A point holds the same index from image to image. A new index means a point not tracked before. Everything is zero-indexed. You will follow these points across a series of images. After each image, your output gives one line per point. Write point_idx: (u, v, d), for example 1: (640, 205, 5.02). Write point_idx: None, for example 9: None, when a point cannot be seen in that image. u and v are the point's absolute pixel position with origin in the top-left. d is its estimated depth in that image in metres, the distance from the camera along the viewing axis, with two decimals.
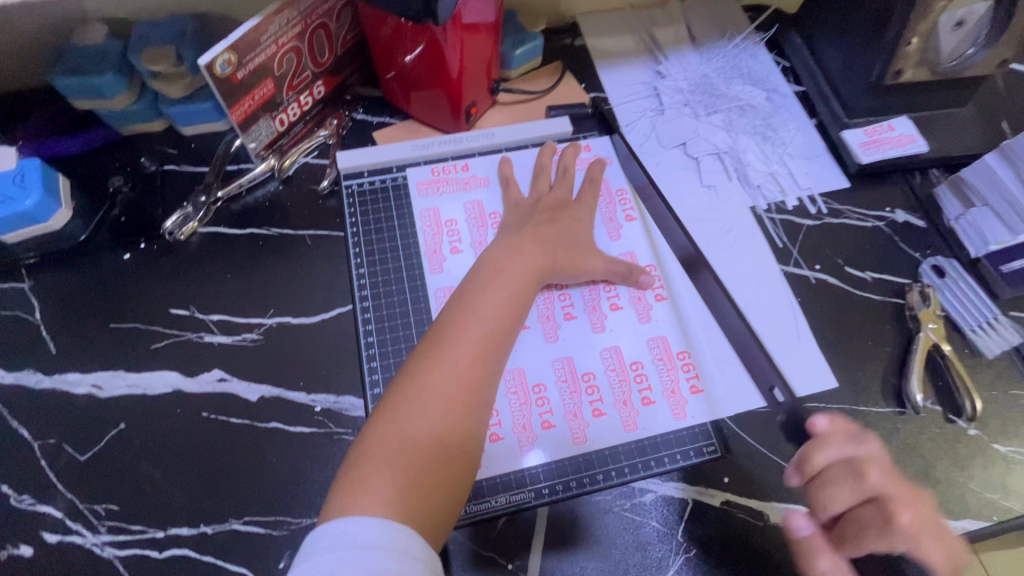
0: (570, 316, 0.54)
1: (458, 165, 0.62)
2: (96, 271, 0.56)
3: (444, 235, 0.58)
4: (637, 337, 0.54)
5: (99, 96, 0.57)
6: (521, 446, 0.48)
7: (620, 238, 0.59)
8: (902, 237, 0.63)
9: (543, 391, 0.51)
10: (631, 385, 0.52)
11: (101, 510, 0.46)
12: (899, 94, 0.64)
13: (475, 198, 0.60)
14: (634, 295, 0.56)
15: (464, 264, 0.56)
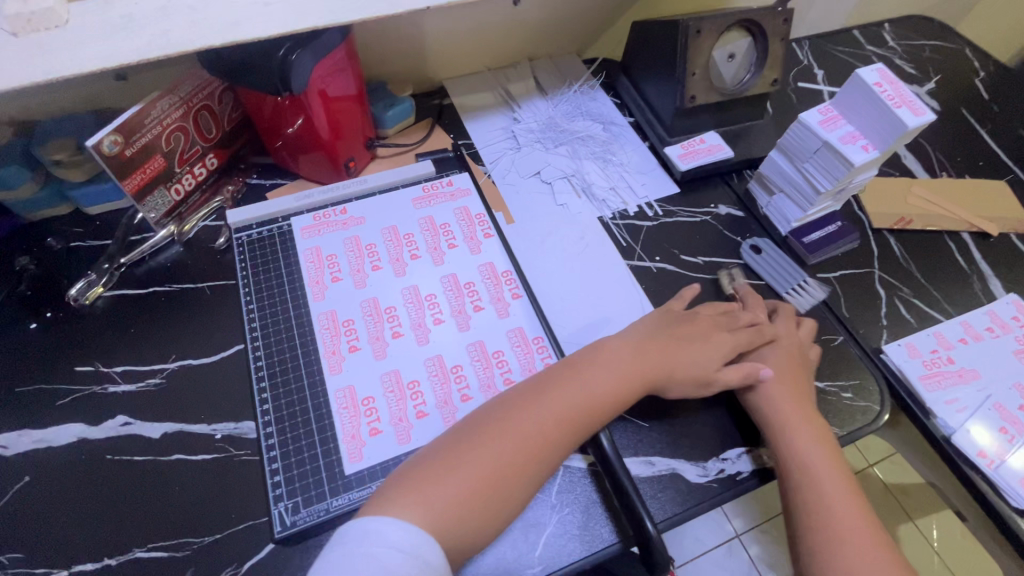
0: (439, 321, 0.62)
1: (337, 210, 0.71)
2: (2, 343, 0.60)
3: (326, 268, 0.66)
4: (497, 330, 0.62)
5: (5, 187, 0.64)
6: (399, 436, 0.54)
7: (480, 252, 0.68)
8: (725, 226, 0.75)
9: (417, 386, 0.58)
10: (494, 371, 0.59)
11: (5, 559, 0.49)
12: (702, 114, 0.78)
13: (353, 235, 0.69)
14: (494, 297, 0.64)
15: (345, 291, 0.64)
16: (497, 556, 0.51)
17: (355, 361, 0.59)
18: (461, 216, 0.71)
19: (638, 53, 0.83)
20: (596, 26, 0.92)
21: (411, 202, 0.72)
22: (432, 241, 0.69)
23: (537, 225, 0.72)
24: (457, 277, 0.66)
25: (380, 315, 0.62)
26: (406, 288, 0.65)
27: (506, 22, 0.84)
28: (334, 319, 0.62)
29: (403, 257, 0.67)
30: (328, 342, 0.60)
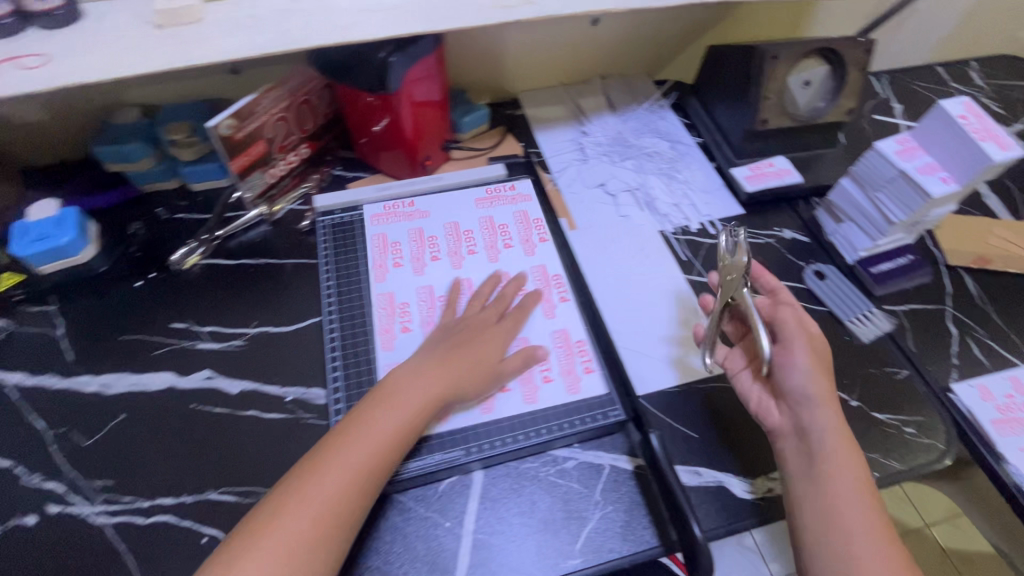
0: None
1: (406, 203, 0.76)
2: (111, 295, 0.67)
3: (389, 254, 0.71)
4: (545, 330, 0.64)
5: (129, 160, 0.73)
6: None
7: (533, 255, 0.71)
8: (789, 250, 0.75)
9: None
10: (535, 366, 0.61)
11: (98, 485, 0.54)
12: (772, 138, 0.79)
13: (417, 226, 0.73)
14: (545, 298, 0.67)
15: (404, 276, 0.69)
16: (539, 544, 0.52)
17: (405, 342, 0.63)
18: (520, 219, 0.75)
19: (711, 76, 0.84)
20: (670, 51, 0.94)
21: (474, 202, 0.76)
22: (486, 239, 0.73)
23: (598, 234, 0.74)
24: (511, 276, 0.69)
25: (431, 303, 0.66)
26: (460, 280, 0.68)
27: (582, 41, 0.88)
28: (390, 302, 0.67)
29: (459, 251, 0.71)
30: (383, 321, 0.65)
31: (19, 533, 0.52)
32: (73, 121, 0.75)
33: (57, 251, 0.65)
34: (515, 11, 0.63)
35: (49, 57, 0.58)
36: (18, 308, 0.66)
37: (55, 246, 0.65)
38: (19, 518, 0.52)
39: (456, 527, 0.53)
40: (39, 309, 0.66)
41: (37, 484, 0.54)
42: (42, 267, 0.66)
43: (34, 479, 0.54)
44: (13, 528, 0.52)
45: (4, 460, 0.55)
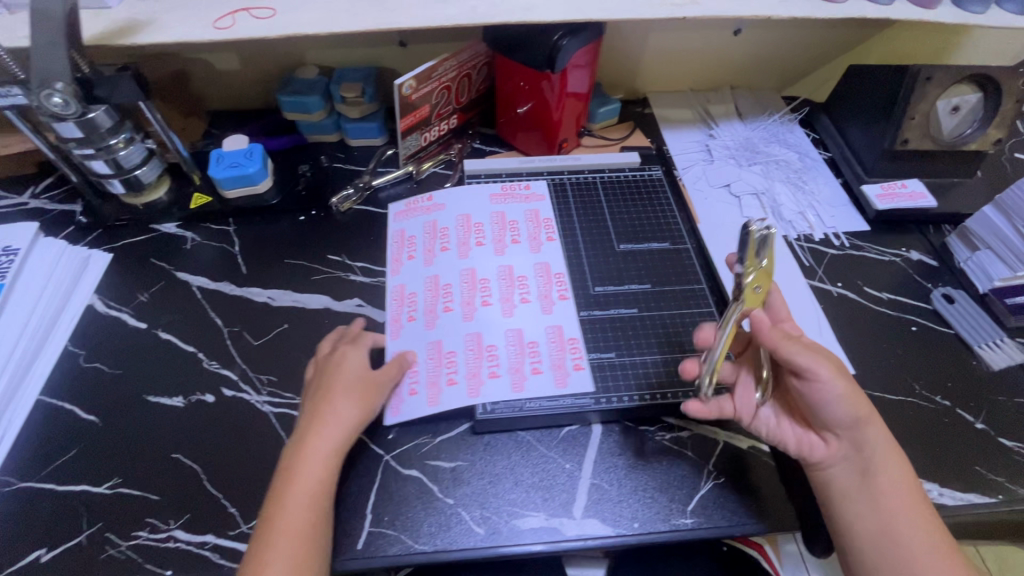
0: (486, 304, 0.66)
1: (425, 197, 0.77)
2: (280, 225, 0.76)
3: (403, 246, 0.72)
4: (538, 323, 0.65)
5: (304, 111, 0.82)
6: (430, 398, 0.59)
7: (540, 251, 0.72)
8: (916, 271, 0.75)
9: (453, 356, 0.62)
10: (527, 359, 0.62)
11: (264, 379, 0.62)
12: (909, 160, 0.79)
13: (431, 219, 0.75)
14: (542, 294, 0.67)
15: (486, 256, 0.71)
16: (651, 499, 0.55)
17: (410, 328, 0.64)
18: (529, 216, 0.75)
19: (847, 95, 0.85)
20: (804, 66, 0.95)
21: (488, 197, 0.77)
22: (500, 234, 0.73)
23: (722, 230, 0.77)
24: (513, 269, 0.70)
25: (440, 291, 0.67)
26: (467, 270, 0.69)
27: (721, 49, 0.91)
28: (401, 292, 0.68)
29: (470, 244, 0.72)
30: (393, 310, 0.66)
31: (199, 407, 0.59)
32: (262, 72, 0.86)
33: (243, 179, 0.74)
34: (684, 9, 0.67)
35: (276, 11, 0.66)
36: (203, 225, 0.76)
37: (243, 174, 0.74)
38: (199, 395, 0.60)
39: (576, 470, 0.56)
40: (220, 227, 0.76)
41: (214, 369, 0.62)
42: (229, 192, 0.75)
43: (212, 365, 0.63)
44: (194, 401, 0.60)
45: (189, 345, 0.64)
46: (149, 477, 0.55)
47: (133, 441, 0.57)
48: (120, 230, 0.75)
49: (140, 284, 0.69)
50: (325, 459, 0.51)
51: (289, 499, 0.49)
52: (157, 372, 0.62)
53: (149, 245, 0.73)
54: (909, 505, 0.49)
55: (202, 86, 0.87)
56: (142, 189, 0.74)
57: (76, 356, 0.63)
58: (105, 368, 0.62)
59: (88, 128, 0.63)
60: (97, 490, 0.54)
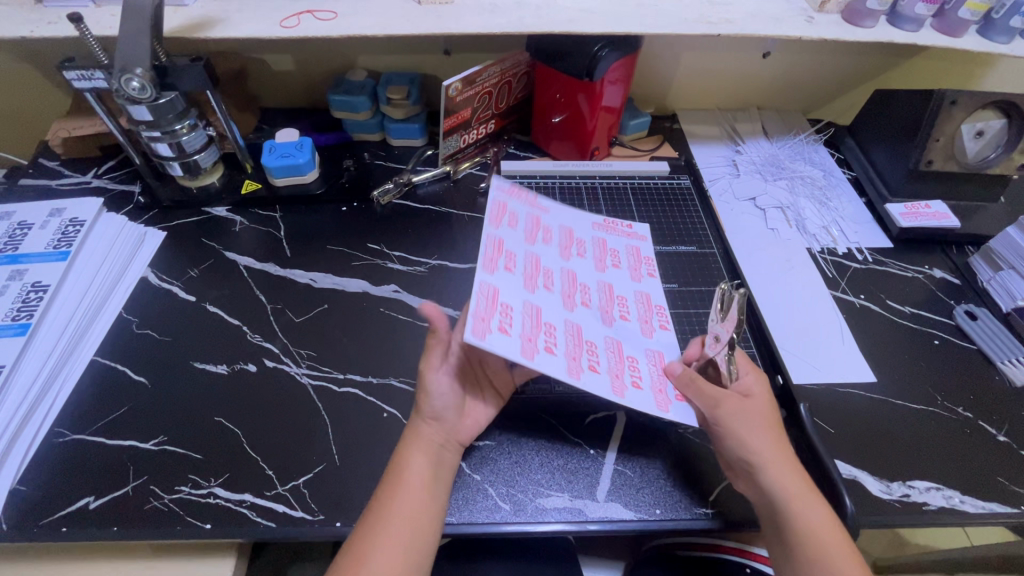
0: (586, 304, 0.64)
1: (531, 191, 0.73)
2: (322, 214, 0.80)
3: (505, 221, 0.67)
4: (637, 343, 0.62)
5: (352, 110, 0.86)
6: (525, 349, 0.52)
7: (639, 281, 0.70)
8: (939, 288, 0.76)
9: (551, 330, 0.57)
10: (625, 369, 0.58)
11: (304, 354, 0.65)
12: (933, 181, 0.81)
13: (536, 214, 0.70)
14: (644, 320, 0.65)
15: (587, 268, 0.68)
16: (672, 488, 0.56)
17: (505, 276, 0.59)
18: (632, 249, 0.73)
19: (873, 117, 0.88)
20: (830, 91, 0.99)
21: (591, 221, 0.75)
22: (600, 256, 0.71)
23: (747, 240, 0.79)
24: (612, 289, 0.67)
25: (537, 272, 0.63)
26: (567, 270, 0.66)
27: (751, 70, 0.95)
28: (498, 246, 0.63)
29: (573, 253, 0.69)
30: (488, 249, 0.61)
31: (241, 375, 0.62)
32: (315, 73, 0.92)
33: (292, 168, 0.79)
34: (720, 27, 0.71)
35: (337, 14, 0.71)
36: (251, 210, 0.80)
37: (292, 164, 0.78)
38: (242, 364, 0.63)
39: (599, 456, 0.58)
40: (267, 213, 0.80)
41: (257, 342, 0.65)
42: (278, 180, 0.80)
43: (255, 338, 0.66)
44: (238, 370, 0.63)
45: (234, 318, 0.67)
46: (192, 437, 0.57)
47: (179, 402, 0.60)
48: (174, 211, 0.79)
49: (191, 260, 0.73)
50: (431, 453, 0.52)
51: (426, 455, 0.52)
52: (203, 341, 0.65)
53: (200, 226, 0.78)
54: (817, 543, 0.47)
55: (258, 84, 0.93)
56: (198, 173, 0.78)
57: (129, 323, 0.66)
58: (155, 335, 0.66)
59: (158, 112, 0.68)
60: (143, 445, 0.57)
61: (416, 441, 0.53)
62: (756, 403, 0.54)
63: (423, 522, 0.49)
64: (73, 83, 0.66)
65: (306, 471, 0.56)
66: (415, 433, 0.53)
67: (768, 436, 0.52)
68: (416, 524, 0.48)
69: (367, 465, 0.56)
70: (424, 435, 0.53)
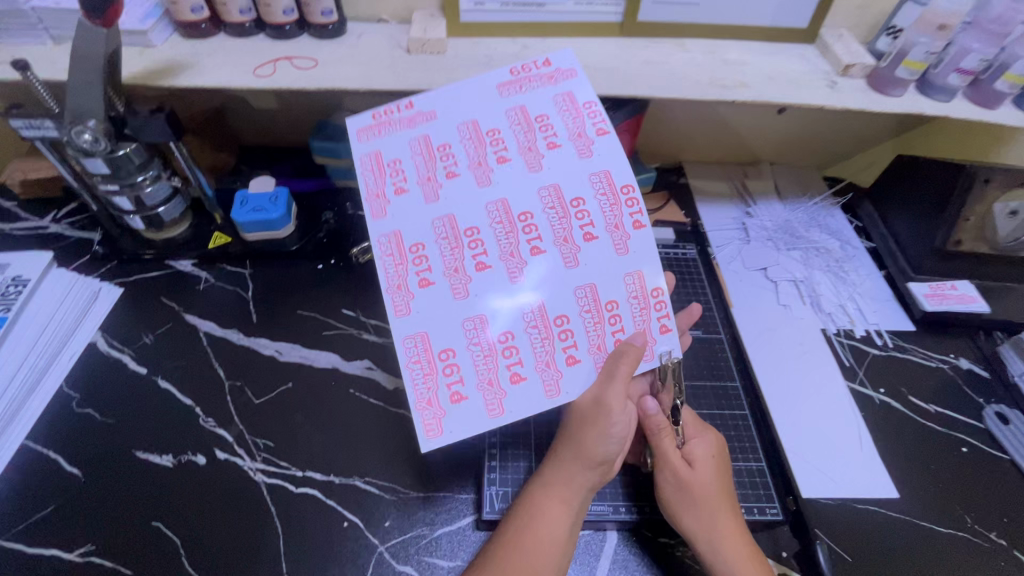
0: (538, 250, 0.48)
1: (401, 104, 0.52)
2: (296, 273, 0.74)
3: (387, 177, 0.51)
4: (611, 270, 0.48)
5: (334, 157, 0.80)
6: (489, 404, 0.47)
7: (592, 157, 0.50)
8: (965, 381, 0.69)
9: (510, 339, 0.48)
10: (605, 327, 0.48)
11: (260, 444, 0.58)
12: (961, 261, 0.74)
13: (420, 135, 0.52)
14: (611, 222, 0.49)
15: (517, 175, 0.50)
16: None
17: (429, 300, 0.48)
18: (562, 101, 0.51)
19: (895, 186, 0.82)
20: (848, 149, 0.92)
21: (495, 88, 0.52)
22: (525, 137, 0.51)
23: (755, 319, 0.73)
24: (509, 205, 0.49)
25: (460, 239, 0.49)
26: (494, 200, 0.49)
27: (764, 126, 0.89)
28: (399, 244, 0.49)
29: (487, 159, 0.51)
30: (391, 275, 0.48)
31: (188, 469, 0.56)
32: (298, 114, 0.86)
33: (265, 224, 0.72)
34: (735, 92, 0.64)
35: (317, 62, 0.65)
36: (219, 266, 0.74)
37: (265, 219, 0.72)
38: (191, 455, 0.57)
39: None
40: (237, 270, 0.73)
41: (209, 428, 0.59)
42: (249, 234, 0.74)
43: (208, 423, 0.59)
44: (185, 462, 0.56)
45: (187, 397, 0.61)
46: (125, 547, 0.51)
47: (114, 502, 0.53)
48: (133, 265, 0.73)
49: (147, 324, 0.67)
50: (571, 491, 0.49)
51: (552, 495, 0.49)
52: (149, 424, 0.58)
53: (161, 283, 0.71)
54: None
55: (238, 123, 0.87)
56: (163, 225, 0.72)
57: (69, 400, 0.60)
58: (96, 416, 0.59)
59: (116, 163, 0.62)
60: (67, 556, 0.50)
61: (551, 481, 0.50)
62: (701, 472, 0.52)
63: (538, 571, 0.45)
64: (22, 132, 0.60)
65: None
66: (557, 475, 0.50)
67: (711, 509, 0.50)
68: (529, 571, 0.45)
69: None
70: (564, 479, 0.49)
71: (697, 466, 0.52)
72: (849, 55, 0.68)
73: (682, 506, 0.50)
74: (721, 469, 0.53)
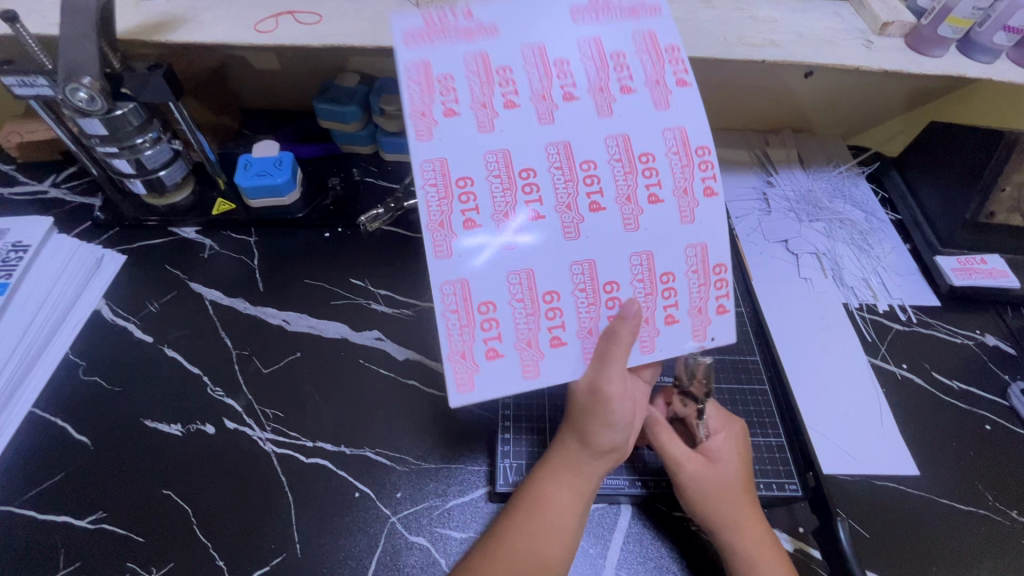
0: (598, 206, 0.45)
1: (458, 11, 0.46)
2: (302, 241, 0.72)
3: (435, 94, 0.44)
4: (672, 240, 0.46)
5: (341, 121, 0.76)
6: (524, 364, 0.45)
7: (668, 109, 0.46)
8: (991, 358, 0.67)
9: (555, 300, 0.45)
10: (656, 299, 0.46)
11: (269, 414, 0.57)
12: (992, 234, 0.71)
13: (478, 49, 0.45)
14: (679, 186, 0.46)
15: (583, 116, 0.45)
16: None
17: (473, 243, 0.43)
18: (643, 42, 0.47)
19: (926, 156, 0.78)
20: (876, 115, 0.88)
21: (572, 14, 0.47)
22: (598, 74, 0.46)
23: (774, 293, 0.71)
24: (572, 149, 0.45)
25: (514, 180, 0.44)
26: (555, 141, 0.45)
27: (790, 90, 0.85)
28: (444, 172, 0.43)
29: (552, 91, 0.45)
30: (432, 207, 0.42)
31: (197, 437, 0.55)
32: (303, 75, 0.82)
33: (270, 189, 0.70)
34: (764, 52, 0.60)
35: (322, 17, 0.61)
36: (223, 233, 0.72)
37: (269, 185, 0.69)
38: (200, 424, 0.56)
39: (599, 557, 0.50)
40: (242, 238, 0.72)
41: (218, 397, 0.58)
42: (254, 201, 0.71)
43: (217, 392, 0.58)
44: (194, 431, 0.55)
45: (195, 366, 0.60)
46: (136, 514, 0.50)
47: (124, 469, 0.53)
48: (136, 231, 0.71)
49: (152, 292, 0.66)
50: (578, 478, 0.48)
51: (556, 478, 0.48)
52: (157, 393, 0.58)
53: (165, 250, 0.70)
54: None
55: (241, 85, 0.83)
56: (164, 190, 0.70)
57: (75, 367, 0.59)
58: (103, 384, 0.58)
59: (113, 124, 0.60)
60: (78, 523, 0.50)
61: (560, 470, 0.48)
62: (722, 468, 0.50)
63: (549, 561, 0.45)
64: (14, 90, 0.57)
65: (261, 565, 0.48)
66: (562, 457, 0.49)
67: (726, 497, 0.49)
68: (540, 560, 0.44)
69: (331, 559, 0.49)
70: (572, 468, 0.48)
71: (722, 458, 0.51)
72: (887, 12, 0.63)
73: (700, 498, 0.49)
74: (744, 463, 0.51)
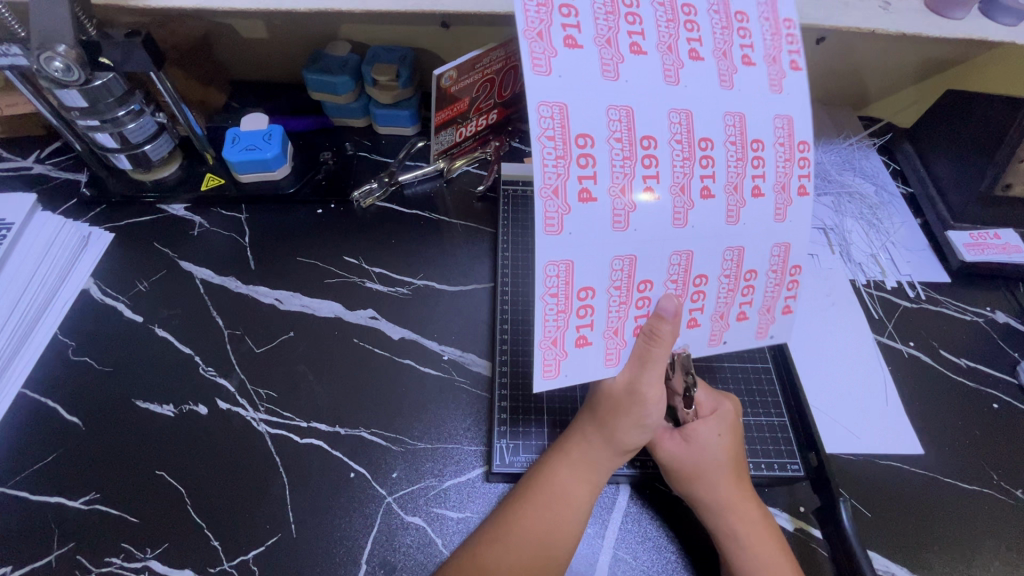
0: (708, 193, 0.40)
1: None
2: (293, 217, 0.70)
3: (554, 12, 0.36)
4: (764, 237, 0.43)
5: (333, 92, 0.74)
6: (608, 354, 0.43)
7: (781, 94, 0.41)
8: (1001, 335, 0.65)
9: (648, 288, 0.42)
10: (736, 297, 0.45)
11: (262, 394, 0.56)
12: (1007, 208, 0.68)
13: None
14: (779, 182, 0.42)
15: (708, 84, 0.39)
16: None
17: (586, 219, 0.37)
18: (765, 7, 0.41)
19: (941, 126, 0.75)
20: (889, 85, 0.85)
21: None
22: (720, 35, 0.40)
23: None
24: (694, 122, 0.39)
25: (633, 149, 0.38)
26: (678, 108, 0.38)
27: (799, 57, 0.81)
28: (562, 122, 0.36)
29: (678, 44, 0.39)
30: (549, 167, 0.36)
31: (189, 418, 0.54)
32: (292, 45, 0.79)
33: (259, 164, 0.68)
34: None
35: None
36: (214, 209, 0.70)
37: (259, 160, 0.67)
38: (192, 405, 0.55)
39: (596, 536, 0.50)
40: (232, 214, 0.70)
41: (210, 376, 0.57)
42: (243, 176, 0.70)
43: (209, 371, 0.57)
44: (186, 411, 0.55)
45: (186, 346, 0.59)
46: (129, 494, 0.50)
47: (116, 450, 0.52)
48: (124, 208, 0.69)
49: (140, 271, 0.64)
50: (587, 466, 0.47)
51: (565, 463, 0.48)
52: (148, 373, 0.57)
53: (154, 227, 0.68)
54: None
55: (228, 55, 0.81)
56: (150, 165, 0.68)
57: (64, 348, 0.58)
58: (93, 364, 0.57)
59: (94, 96, 0.57)
60: (71, 504, 0.49)
61: (576, 461, 0.47)
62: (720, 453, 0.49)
63: (558, 550, 0.44)
64: None
65: (256, 545, 0.48)
66: (574, 443, 0.48)
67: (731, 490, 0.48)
68: (551, 550, 0.44)
69: (326, 540, 0.49)
70: (590, 459, 0.47)
71: (726, 440, 0.50)
72: None
73: (698, 484, 0.48)
74: (736, 444, 0.50)
